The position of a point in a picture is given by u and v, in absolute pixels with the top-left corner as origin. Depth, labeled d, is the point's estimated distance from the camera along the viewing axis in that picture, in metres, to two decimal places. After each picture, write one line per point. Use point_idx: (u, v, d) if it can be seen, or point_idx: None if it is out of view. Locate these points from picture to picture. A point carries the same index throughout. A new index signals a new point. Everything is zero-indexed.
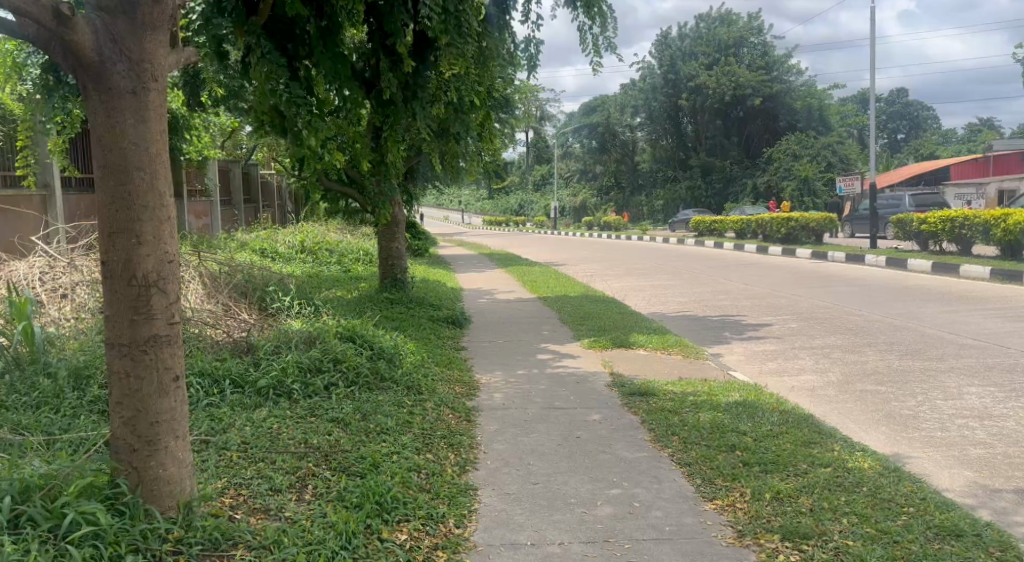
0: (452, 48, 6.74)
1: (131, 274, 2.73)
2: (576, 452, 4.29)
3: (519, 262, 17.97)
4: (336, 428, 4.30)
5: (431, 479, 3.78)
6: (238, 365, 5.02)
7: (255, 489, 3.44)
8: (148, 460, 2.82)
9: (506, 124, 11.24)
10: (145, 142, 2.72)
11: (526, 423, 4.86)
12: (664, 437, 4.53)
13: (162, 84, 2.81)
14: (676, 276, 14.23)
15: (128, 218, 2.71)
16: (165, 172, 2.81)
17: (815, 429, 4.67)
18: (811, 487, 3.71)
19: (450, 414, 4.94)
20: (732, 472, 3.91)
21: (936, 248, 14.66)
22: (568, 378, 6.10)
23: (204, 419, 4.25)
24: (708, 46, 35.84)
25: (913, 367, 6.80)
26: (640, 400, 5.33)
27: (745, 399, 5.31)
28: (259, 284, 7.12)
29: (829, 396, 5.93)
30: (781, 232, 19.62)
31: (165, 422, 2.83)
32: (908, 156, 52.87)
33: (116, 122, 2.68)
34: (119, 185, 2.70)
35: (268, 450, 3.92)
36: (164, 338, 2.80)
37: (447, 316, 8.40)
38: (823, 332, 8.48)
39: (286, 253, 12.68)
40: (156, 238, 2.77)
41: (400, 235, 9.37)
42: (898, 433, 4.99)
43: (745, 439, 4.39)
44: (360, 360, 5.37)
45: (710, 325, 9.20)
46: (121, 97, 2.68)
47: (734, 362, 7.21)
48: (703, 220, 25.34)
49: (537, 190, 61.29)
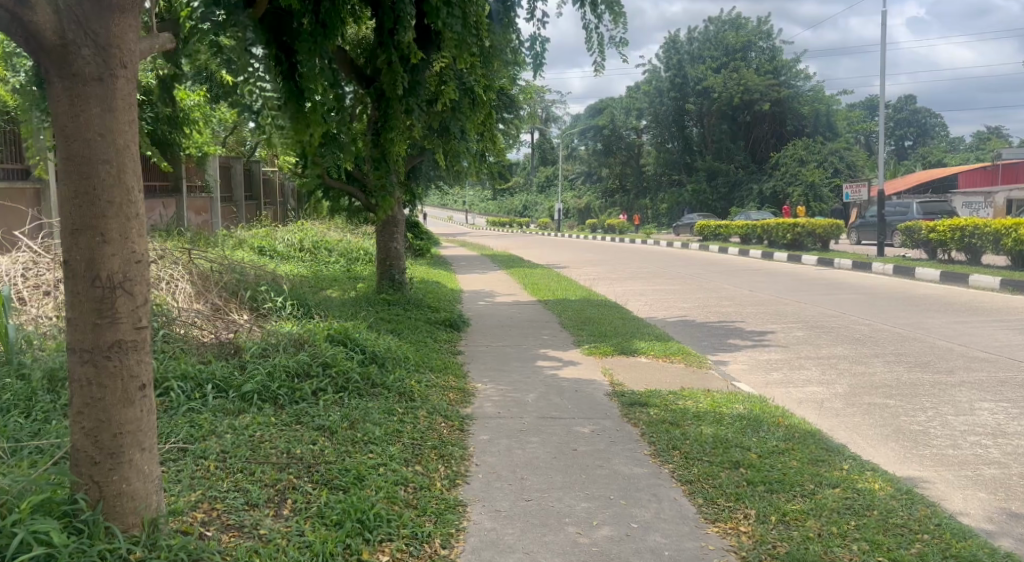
0: (455, 40, 6.56)
1: (94, 274, 2.54)
2: (573, 466, 4.10)
3: (522, 264, 17.70)
4: (321, 437, 4.11)
5: (418, 494, 3.60)
6: (223, 368, 4.84)
7: (231, 503, 3.25)
8: (110, 474, 2.63)
9: (511, 124, 11.05)
10: (111, 134, 2.54)
11: (521, 433, 4.66)
12: (664, 452, 4.33)
13: (132, 71, 2.63)
14: (680, 280, 14.06)
15: (92, 215, 2.52)
16: (134, 165, 2.62)
17: (822, 446, 4.47)
18: (819, 510, 3.51)
19: (442, 423, 4.74)
20: (735, 491, 3.71)
21: (945, 257, 14.42)
22: (566, 386, 5.91)
23: (183, 426, 4.06)
24: (715, 50, 35.81)
25: (923, 380, 6.58)
26: (640, 411, 5.14)
27: (750, 412, 5.11)
28: (250, 284, 6.91)
29: (836, 409, 5.72)
30: (786, 238, 19.39)
31: (129, 434, 2.64)
32: (915, 164, 52.60)
33: (80, 112, 2.50)
34: (82, 179, 2.51)
35: (248, 459, 3.74)
36: (130, 344, 2.61)
37: (444, 319, 8.23)
38: (829, 341, 8.27)
39: (284, 251, 12.51)
40: (123, 237, 2.58)
41: (400, 234, 9.18)
42: (909, 450, 4.79)
43: (750, 456, 4.19)
44: (351, 365, 5.18)
45: (714, 332, 9.01)
46: (86, 84, 2.50)
47: (738, 371, 7.02)
48: (708, 225, 25.05)
49: (541, 193, 61.06)
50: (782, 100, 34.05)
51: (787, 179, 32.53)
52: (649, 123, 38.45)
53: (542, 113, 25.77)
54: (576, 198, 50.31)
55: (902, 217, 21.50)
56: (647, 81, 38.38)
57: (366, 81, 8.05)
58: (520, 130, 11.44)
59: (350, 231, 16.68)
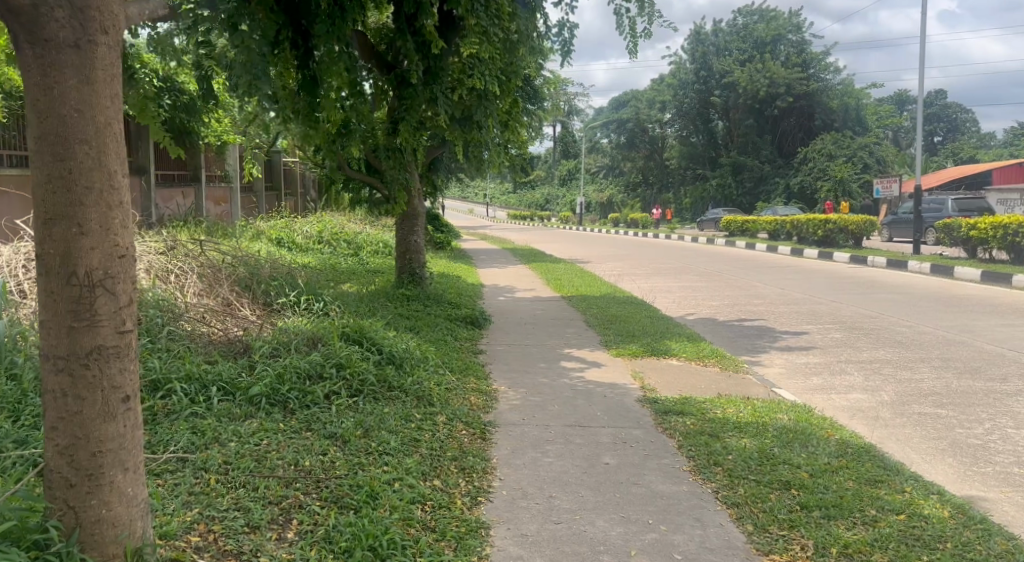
0: (480, 29, 6.25)
1: (70, 271, 2.22)
2: (605, 483, 3.75)
3: (543, 258, 17.34)
4: (333, 447, 3.78)
5: (436, 514, 3.26)
6: (230, 369, 4.52)
7: (229, 524, 2.93)
8: (88, 499, 2.32)
9: (534, 115, 10.68)
10: (91, 109, 2.21)
11: (547, 443, 4.32)
12: (705, 468, 3.96)
13: (115, 37, 2.29)
14: (708, 277, 13.63)
15: (69, 202, 2.20)
16: (117, 146, 2.30)
17: (878, 463, 4.07)
18: (885, 541, 3.14)
19: (463, 430, 4.41)
20: (788, 517, 3.35)
21: (986, 256, 13.86)
22: (595, 390, 5.56)
23: (184, 432, 3.75)
24: (742, 43, 35.20)
25: (976, 389, 6.14)
26: (676, 420, 4.77)
27: (796, 424, 4.71)
28: (263, 277, 6.59)
29: (884, 420, 5.32)
30: (817, 234, 18.82)
31: (111, 452, 2.32)
32: (946, 159, 51.32)
33: (54, 83, 2.18)
34: (57, 161, 2.19)
35: (251, 472, 3.41)
36: (112, 351, 2.29)
37: (466, 316, 7.85)
38: (870, 344, 7.84)
39: (303, 243, 12.25)
40: (104, 228, 2.26)
41: (420, 226, 8.85)
42: (968, 467, 4.40)
43: (800, 475, 3.81)
44: (366, 366, 4.86)
45: (747, 332, 8.60)
46: (60, 51, 2.17)
47: (775, 375, 6.62)
48: (735, 220, 24.54)
49: (563, 185, 60.58)
50: (810, 93, 33.42)
51: (815, 173, 31.84)
52: (674, 116, 37.87)
53: (565, 106, 25.35)
54: (598, 193, 49.89)
55: (938, 214, 20.84)
56: (672, 74, 37.81)
57: (387, 68, 7.55)
58: (543, 121, 11.05)
59: (370, 223, 16.39)
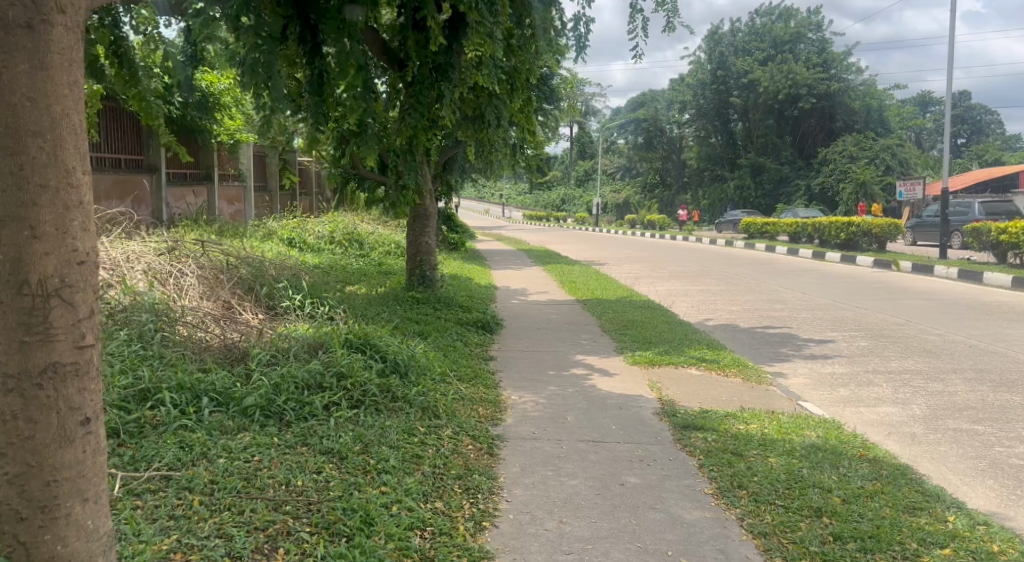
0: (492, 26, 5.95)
1: (22, 280, 1.98)
2: (620, 507, 3.48)
3: (559, 259, 17.08)
4: (330, 465, 3.53)
5: (435, 542, 3.01)
6: (223, 378, 4.26)
7: (209, 553, 2.69)
8: (40, 533, 2.08)
9: (550, 114, 10.41)
10: (45, 97, 1.97)
11: (559, 461, 4.05)
12: (729, 492, 3.67)
13: (73, 18, 2.05)
14: (727, 281, 13.31)
15: (19, 202, 1.96)
16: (76, 139, 2.05)
17: (916, 488, 3.76)
18: None
19: (469, 446, 4.15)
20: (821, 550, 3.06)
21: (1016, 261, 13.41)
22: (611, 400, 5.29)
23: (170, 446, 3.52)
24: (761, 43, 34.74)
25: (1014, 403, 5.80)
26: (696, 436, 4.49)
27: (825, 442, 4.40)
28: (267, 279, 6.36)
29: (918, 437, 4.99)
30: (840, 237, 18.42)
31: (67, 480, 2.08)
32: (971, 162, 50.38)
33: (4, 69, 1.94)
34: (7, 155, 1.95)
35: (236, 492, 3.17)
36: (70, 368, 2.05)
37: (476, 320, 7.59)
38: (899, 353, 7.50)
39: (315, 243, 12.05)
40: (60, 231, 2.01)
41: (431, 227, 8.58)
42: (1011, 489, 4.08)
43: (832, 501, 3.52)
44: (368, 375, 4.60)
45: (769, 339, 8.27)
46: (11, 32, 1.93)
47: (799, 385, 6.32)
48: (753, 222, 24.17)
49: (580, 186, 60.24)
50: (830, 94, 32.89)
51: (837, 175, 31.33)
52: (693, 116, 37.47)
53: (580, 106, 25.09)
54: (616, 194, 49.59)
55: (964, 217, 20.36)
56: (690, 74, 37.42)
57: (399, 65, 7.31)
58: (559, 120, 10.77)
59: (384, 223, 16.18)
